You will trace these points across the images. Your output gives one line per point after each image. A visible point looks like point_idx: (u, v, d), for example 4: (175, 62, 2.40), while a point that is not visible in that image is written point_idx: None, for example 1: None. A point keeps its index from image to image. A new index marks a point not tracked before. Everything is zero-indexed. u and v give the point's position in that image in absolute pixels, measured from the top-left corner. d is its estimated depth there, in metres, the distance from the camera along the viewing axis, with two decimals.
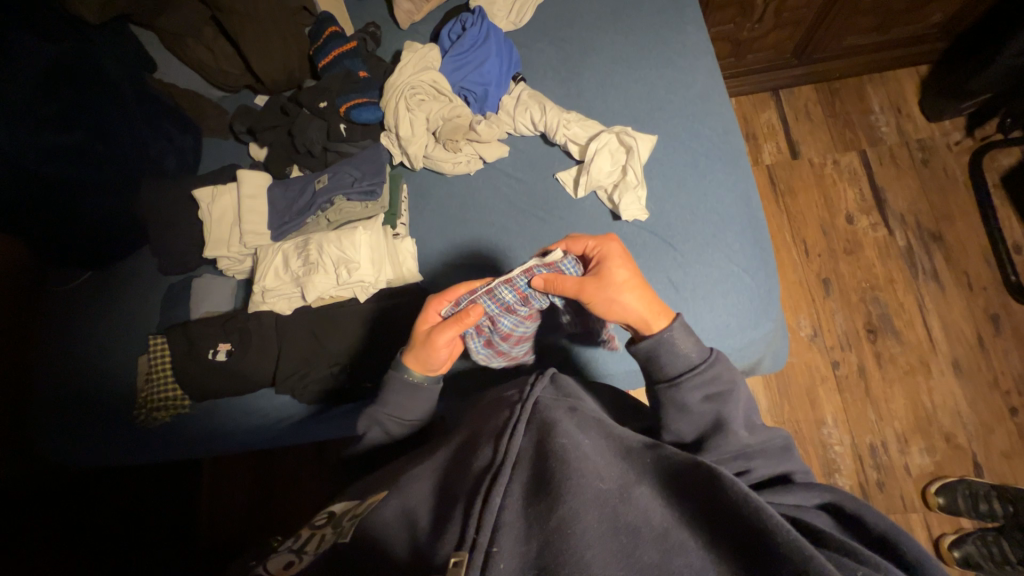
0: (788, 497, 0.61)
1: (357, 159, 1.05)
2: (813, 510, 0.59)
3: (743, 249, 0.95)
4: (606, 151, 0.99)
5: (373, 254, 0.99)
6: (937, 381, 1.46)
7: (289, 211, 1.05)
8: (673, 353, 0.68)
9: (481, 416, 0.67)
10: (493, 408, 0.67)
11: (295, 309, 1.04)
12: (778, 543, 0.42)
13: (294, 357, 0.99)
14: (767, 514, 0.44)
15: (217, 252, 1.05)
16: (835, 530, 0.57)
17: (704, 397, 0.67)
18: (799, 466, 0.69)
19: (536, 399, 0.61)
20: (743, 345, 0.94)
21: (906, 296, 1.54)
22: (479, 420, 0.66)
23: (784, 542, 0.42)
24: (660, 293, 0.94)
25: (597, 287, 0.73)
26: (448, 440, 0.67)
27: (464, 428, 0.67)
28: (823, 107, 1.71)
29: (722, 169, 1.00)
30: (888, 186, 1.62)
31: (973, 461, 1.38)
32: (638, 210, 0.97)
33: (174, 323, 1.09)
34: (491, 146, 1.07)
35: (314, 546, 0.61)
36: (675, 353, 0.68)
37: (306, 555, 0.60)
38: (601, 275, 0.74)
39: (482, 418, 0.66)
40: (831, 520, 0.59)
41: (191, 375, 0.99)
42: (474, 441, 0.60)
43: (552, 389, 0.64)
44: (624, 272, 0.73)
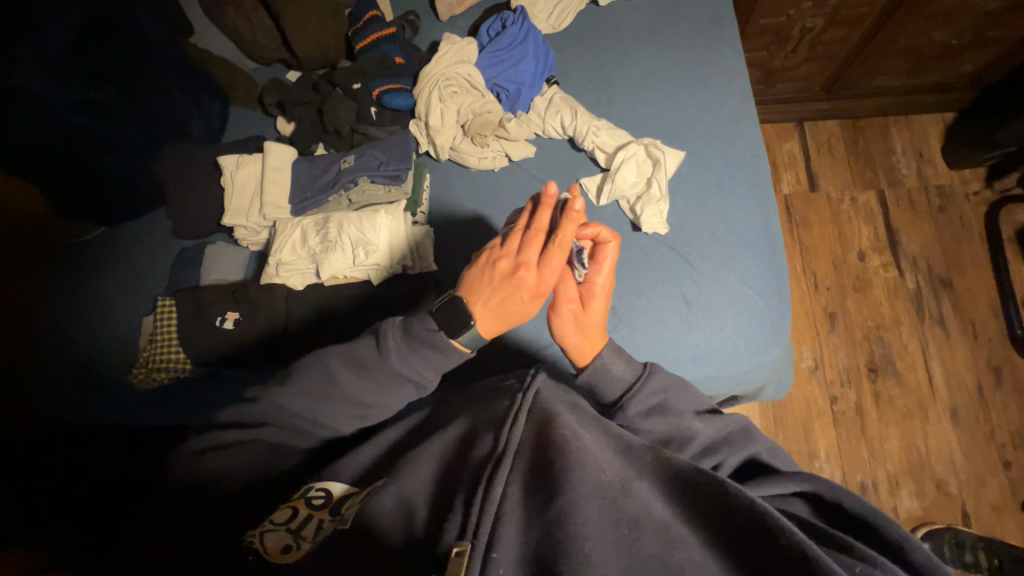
0: (769, 488, 0.60)
1: (383, 144, 1.06)
2: (789, 499, 0.59)
3: (759, 273, 0.96)
4: (633, 162, 0.99)
5: (391, 238, 0.99)
6: (934, 426, 1.46)
7: (312, 187, 1.06)
8: (608, 378, 0.70)
9: (481, 405, 0.67)
10: (493, 398, 0.67)
11: (306, 285, 1.03)
12: (784, 547, 0.42)
13: (301, 333, 0.99)
14: (772, 516, 0.44)
15: (235, 221, 1.05)
16: (811, 515, 0.58)
17: (640, 417, 0.69)
18: (764, 444, 0.70)
19: (536, 390, 0.60)
20: (750, 368, 0.94)
21: (910, 339, 1.54)
22: (479, 409, 0.65)
23: (788, 544, 0.42)
24: (672, 308, 0.94)
25: (571, 308, 0.75)
26: (447, 428, 0.65)
27: (463, 416, 0.66)
28: (847, 143, 1.72)
29: (745, 191, 1.01)
30: (903, 228, 1.62)
31: (961, 510, 1.38)
32: (658, 223, 0.97)
33: (183, 286, 1.09)
34: (518, 145, 1.07)
35: (314, 531, 0.62)
36: (611, 378, 0.70)
37: (305, 542, 0.61)
38: (583, 304, 0.76)
39: (482, 407, 0.65)
40: (807, 507, 0.59)
41: (197, 341, 1.00)
42: (474, 430, 0.60)
43: (549, 382, 0.64)
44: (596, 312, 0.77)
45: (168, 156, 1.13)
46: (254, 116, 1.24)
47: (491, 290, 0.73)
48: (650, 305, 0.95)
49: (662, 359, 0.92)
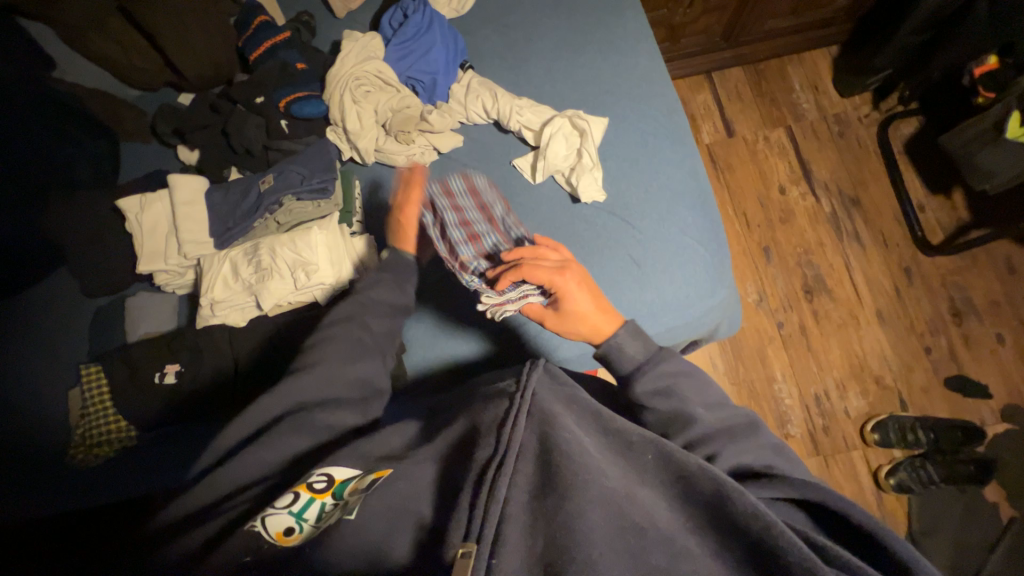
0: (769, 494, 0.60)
1: (303, 157, 0.99)
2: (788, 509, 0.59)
3: (696, 223, 1.00)
4: (560, 135, 1.00)
5: (331, 253, 0.94)
6: (865, 330, 1.63)
7: (232, 216, 0.97)
8: (631, 362, 0.70)
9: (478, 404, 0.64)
10: (487, 398, 0.64)
11: (249, 320, 0.96)
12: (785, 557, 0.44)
13: (256, 372, 0.93)
14: (772, 525, 0.46)
15: (154, 267, 0.96)
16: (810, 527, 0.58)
17: (663, 400, 0.68)
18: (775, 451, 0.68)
19: (536, 390, 0.58)
20: (703, 313, 0.99)
21: (834, 257, 1.69)
22: (475, 406, 0.63)
23: (786, 554, 0.45)
24: (623, 271, 0.98)
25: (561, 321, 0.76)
26: (445, 420, 0.66)
27: (463, 412, 0.64)
28: (752, 87, 1.83)
29: (670, 148, 1.05)
30: (813, 158, 1.77)
31: (900, 399, 1.56)
32: (595, 191, 0.99)
33: (110, 348, 0.99)
34: (445, 136, 1.05)
35: (316, 516, 0.56)
36: (630, 358, 0.71)
37: (309, 526, 0.55)
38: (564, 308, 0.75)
39: (481, 399, 0.65)
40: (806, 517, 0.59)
41: (135, 404, 0.92)
42: (475, 431, 0.58)
43: (548, 375, 0.62)
44: (584, 303, 0.73)
45: (61, 209, 1.01)
46: (152, 151, 1.13)
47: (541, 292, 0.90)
48: (603, 272, 0.98)
49: None
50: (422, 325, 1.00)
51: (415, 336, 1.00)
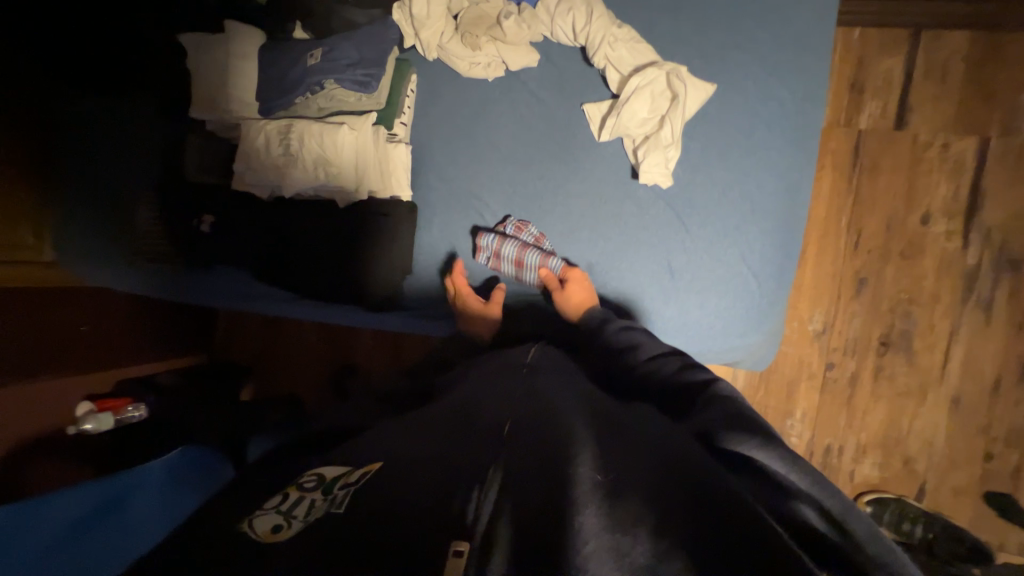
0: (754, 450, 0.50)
1: (358, 37, 0.88)
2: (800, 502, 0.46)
3: (763, 251, 0.84)
4: (646, 93, 0.81)
5: (357, 159, 0.90)
6: (926, 409, 1.41)
7: (278, 84, 0.92)
8: (624, 340, 0.75)
9: (483, 386, 0.70)
10: (490, 384, 0.70)
11: (275, 198, 0.97)
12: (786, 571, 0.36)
13: (272, 247, 0.99)
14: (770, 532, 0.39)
15: (205, 114, 0.96)
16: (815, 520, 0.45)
17: (650, 361, 0.69)
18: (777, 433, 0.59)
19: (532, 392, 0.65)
20: (720, 350, 0.88)
21: (942, 320, 1.39)
22: (469, 397, 0.66)
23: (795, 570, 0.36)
24: (651, 276, 0.87)
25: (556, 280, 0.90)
26: (440, 401, 0.68)
27: (462, 396, 0.67)
28: (968, 68, 1.33)
29: (779, 148, 0.83)
30: (992, 192, 1.34)
31: (919, 485, 1.42)
32: (660, 175, 0.82)
33: (164, 176, 1.04)
34: (519, 52, 0.89)
35: (305, 513, 0.52)
36: (613, 338, 0.77)
37: (297, 522, 0.51)
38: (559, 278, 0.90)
39: (481, 387, 0.69)
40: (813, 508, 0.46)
41: (181, 240, 1.04)
42: (469, 422, 0.59)
43: (552, 382, 0.69)
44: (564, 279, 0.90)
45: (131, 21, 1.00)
46: None
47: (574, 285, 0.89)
48: (630, 269, 0.88)
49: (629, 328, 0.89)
50: (435, 254, 0.99)
51: (425, 262, 1.00)
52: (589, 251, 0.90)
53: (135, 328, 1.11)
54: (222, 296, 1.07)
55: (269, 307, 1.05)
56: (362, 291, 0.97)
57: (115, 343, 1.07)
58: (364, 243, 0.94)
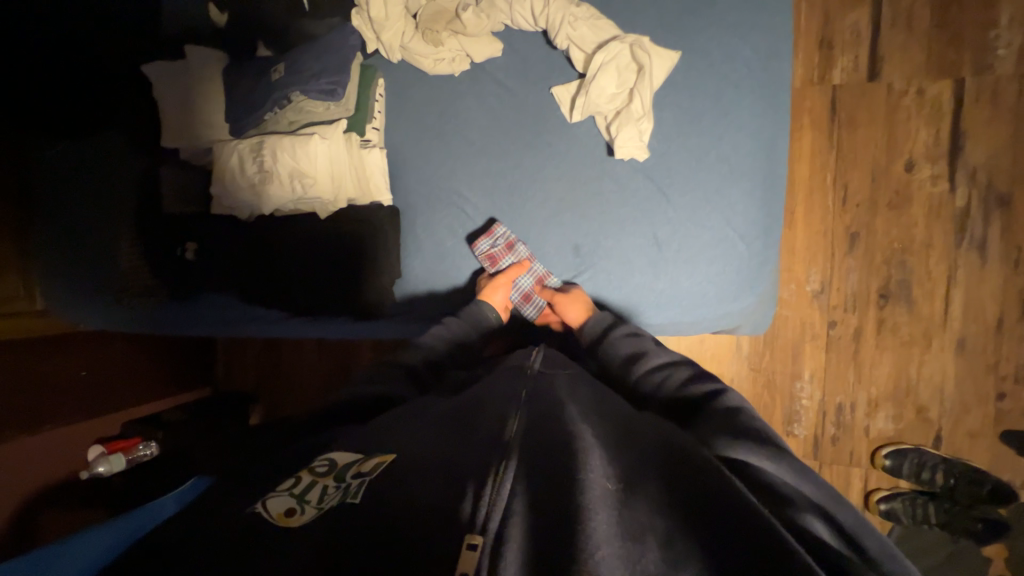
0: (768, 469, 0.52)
1: (318, 47, 0.87)
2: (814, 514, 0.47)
3: (747, 211, 0.83)
4: (611, 67, 0.81)
5: (333, 168, 0.89)
6: (933, 356, 1.41)
7: (245, 104, 0.91)
8: (638, 353, 0.75)
9: (492, 385, 0.69)
10: (497, 382, 0.70)
11: (256, 217, 0.97)
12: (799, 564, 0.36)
13: (260, 266, 0.99)
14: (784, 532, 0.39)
15: (177, 142, 0.96)
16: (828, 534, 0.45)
17: (667, 378, 0.70)
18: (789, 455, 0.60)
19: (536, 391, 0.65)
20: (716, 317, 0.87)
21: (938, 266, 1.39)
22: (478, 396, 0.66)
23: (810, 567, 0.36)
24: (639, 250, 0.86)
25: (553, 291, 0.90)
26: (448, 400, 0.68)
27: (468, 395, 0.67)
28: (934, 11, 1.33)
29: (752, 108, 0.82)
30: (973, 132, 1.34)
31: (935, 434, 1.41)
32: (636, 147, 0.82)
33: (137, 212, 1.02)
34: (481, 42, 0.89)
35: (318, 498, 0.51)
36: (611, 347, 0.78)
37: (309, 508, 0.50)
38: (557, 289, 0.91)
39: (489, 387, 0.68)
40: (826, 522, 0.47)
41: (170, 270, 1.05)
42: (477, 419, 0.59)
43: (562, 383, 0.69)
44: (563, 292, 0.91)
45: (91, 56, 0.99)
46: None
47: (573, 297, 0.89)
48: (616, 245, 0.87)
49: (622, 304, 0.88)
50: (421, 255, 0.98)
51: (411, 263, 0.99)
52: (573, 232, 0.90)
53: (134, 360, 1.11)
54: (210, 323, 1.06)
55: (258, 329, 1.04)
56: (351, 300, 0.98)
57: (117, 382, 1.07)
58: (349, 252, 0.96)
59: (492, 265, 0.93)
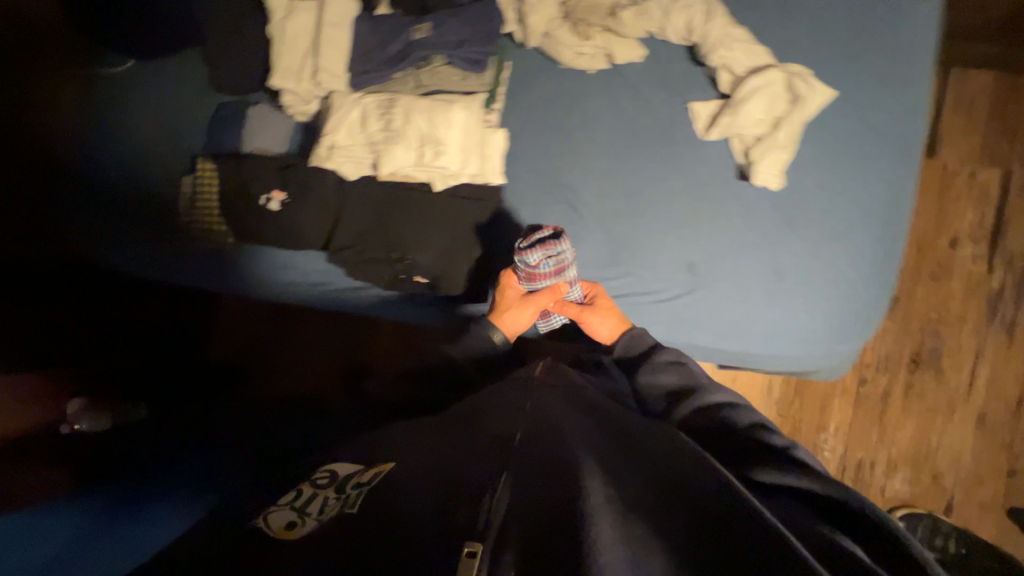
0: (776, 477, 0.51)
1: (465, 13, 0.83)
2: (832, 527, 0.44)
3: (869, 255, 0.84)
4: (764, 93, 0.81)
5: (464, 140, 0.83)
6: (953, 426, 1.46)
7: (372, 58, 0.86)
8: (659, 376, 0.74)
9: (498, 397, 0.67)
10: (502, 394, 0.67)
11: (359, 178, 0.87)
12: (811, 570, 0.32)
13: (353, 229, 0.88)
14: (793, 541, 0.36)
15: (284, 84, 0.88)
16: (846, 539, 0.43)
17: (686, 401, 0.69)
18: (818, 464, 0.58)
19: (540, 406, 0.62)
20: (821, 355, 0.86)
21: (968, 339, 1.45)
22: (485, 411, 0.63)
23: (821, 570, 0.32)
24: (757, 277, 0.86)
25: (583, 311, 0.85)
26: (456, 416, 0.65)
27: (475, 409, 0.65)
28: (993, 103, 1.42)
29: (884, 156, 0.84)
30: (1015, 220, 1.43)
31: (947, 500, 1.46)
32: (774, 175, 0.82)
33: (224, 151, 0.99)
34: (627, 44, 0.88)
35: (319, 509, 0.51)
36: (650, 381, 0.74)
37: (310, 520, 0.49)
38: (586, 309, 0.85)
39: (496, 400, 0.66)
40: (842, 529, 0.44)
41: (240, 217, 0.93)
42: (483, 433, 0.56)
43: (561, 395, 0.67)
44: (595, 311, 0.85)
45: None
46: None
47: (602, 317, 0.84)
48: (735, 269, 0.86)
49: (729, 328, 0.87)
50: None
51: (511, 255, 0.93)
52: (692, 249, 0.88)
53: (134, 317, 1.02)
54: (270, 280, 0.98)
55: (330, 300, 0.97)
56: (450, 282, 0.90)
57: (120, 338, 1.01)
58: (458, 230, 0.88)
59: (528, 281, 0.83)
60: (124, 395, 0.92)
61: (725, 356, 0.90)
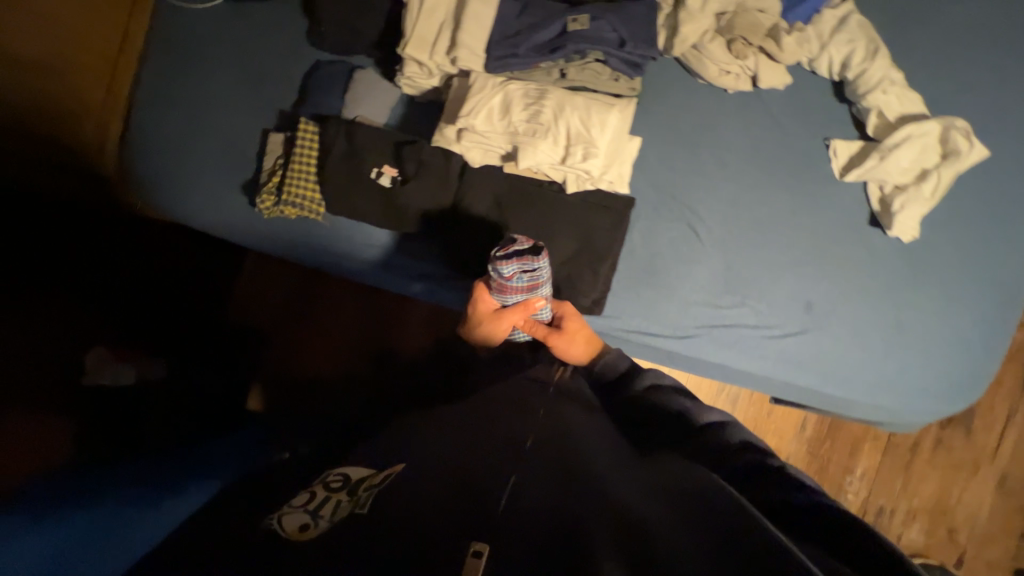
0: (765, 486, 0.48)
1: (628, 11, 0.79)
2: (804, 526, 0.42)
3: (985, 319, 0.85)
4: (917, 143, 0.80)
5: (613, 144, 0.79)
6: (977, 483, 1.42)
7: (518, 41, 0.79)
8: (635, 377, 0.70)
9: (503, 407, 0.68)
10: (509, 406, 0.68)
11: (483, 167, 0.83)
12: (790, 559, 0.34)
13: (473, 220, 0.83)
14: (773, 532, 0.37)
15: (414, 53, 0.81)
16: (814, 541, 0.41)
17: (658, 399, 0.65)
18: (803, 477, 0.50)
19: (546, 422, 0.63)
20: (923, 412, 0.86)
21: (1001, 401, 1.43)
22: (492, 421, 0.64)
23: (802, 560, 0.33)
24: (876, 326, 0.85)
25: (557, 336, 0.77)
26: (468, 421, 0.66)
27: (485, 416, 0.67)
28: None
29: (1007, 223, 0.84)
30: None
31: (959, 556, 1.42)
32: (911, 229, 0.82)
33: (326, 114, 0.89)
34: (778, 69, 0.85)
35: (331, 511, 0.50)
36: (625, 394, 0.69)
37: (322, 521, 0.48)
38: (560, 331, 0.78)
39: (505, 409, 0.67)
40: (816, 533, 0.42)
41: (344, 187, 0.84)
42: (489, 446, 0.57)
43: (568, 407, 0.68)
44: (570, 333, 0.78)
45: None
46: None
47: (576, 342, 0.77)
48: (855, 316, 0.85)
49: (840, 375, 0.85)
50: (633, 262, 0.87)
51: (624, 270, 0.87)
52: (810, 288, 0.86)
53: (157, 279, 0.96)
54: (359, 261, 0.88)
55: (426, 292, 0.89)
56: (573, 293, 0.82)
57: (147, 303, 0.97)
58: (588, 238, 0.82)
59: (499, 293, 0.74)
60: (142, 350, 0.94)
61: (828, 402, 0.88)
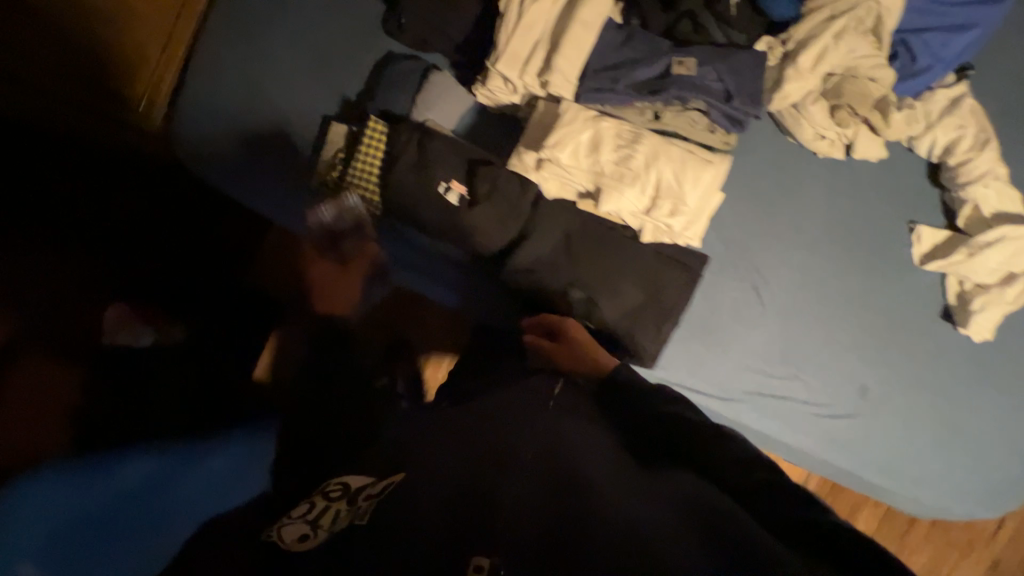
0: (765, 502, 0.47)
1: (738, 63, 0.76)
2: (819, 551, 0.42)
3: None
4: (1010, 245, 0.79)
5: (703, 200, 0.76)
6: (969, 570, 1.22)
7: (620, 77, 0.75)
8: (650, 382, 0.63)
9: (501, 392, 0.61)
10: (508, 385, 0.62)
11: (555, 198, 0.80)
12: None
13: (539, 253, 0.78)
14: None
15: (506, 71, 0.77)
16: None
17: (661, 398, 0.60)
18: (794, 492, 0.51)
19: (543, 402, 0.57)
20: (959, 511, 0.84)
21: None
22: (486, 403, 0.58)
23: None
24: (929, 421, 0.83)
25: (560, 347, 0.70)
26: (468, 407, 0.60)
27: (484, 399, 0.61)
28: None
29: None
30: None
31: None
32: (985, 329, 0.81)
33: (396, 114, 0.82)
34: (877, 143, 0.81)
35: (330, 520, 0.49)
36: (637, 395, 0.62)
37: (321, 532, 0.48)
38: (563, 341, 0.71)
39: (504, 390, 0.61)
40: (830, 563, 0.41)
41: (407, 196, 0.77)
42: (480, 431, 0.52)
43: (568, 390, 0.62)
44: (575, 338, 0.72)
45: None
46: None
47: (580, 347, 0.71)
48: (907, 405, 0.83)
49: (885, 464, 0.83)
50: (692, 320, 0.83)
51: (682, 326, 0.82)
52: (868, 372, 0.83)
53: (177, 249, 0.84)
54: (403, 270, 0.83)
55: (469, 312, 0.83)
56: (630, 343, 0.78)
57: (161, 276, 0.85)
58: (653, 289, 0.79)
59: None
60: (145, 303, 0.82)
61: (864, 486, 0.86)
